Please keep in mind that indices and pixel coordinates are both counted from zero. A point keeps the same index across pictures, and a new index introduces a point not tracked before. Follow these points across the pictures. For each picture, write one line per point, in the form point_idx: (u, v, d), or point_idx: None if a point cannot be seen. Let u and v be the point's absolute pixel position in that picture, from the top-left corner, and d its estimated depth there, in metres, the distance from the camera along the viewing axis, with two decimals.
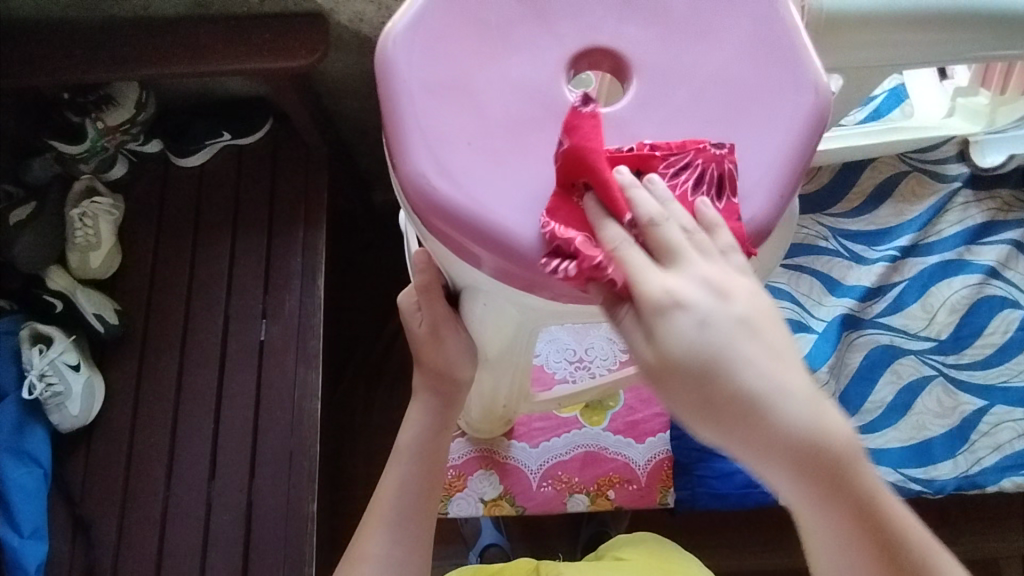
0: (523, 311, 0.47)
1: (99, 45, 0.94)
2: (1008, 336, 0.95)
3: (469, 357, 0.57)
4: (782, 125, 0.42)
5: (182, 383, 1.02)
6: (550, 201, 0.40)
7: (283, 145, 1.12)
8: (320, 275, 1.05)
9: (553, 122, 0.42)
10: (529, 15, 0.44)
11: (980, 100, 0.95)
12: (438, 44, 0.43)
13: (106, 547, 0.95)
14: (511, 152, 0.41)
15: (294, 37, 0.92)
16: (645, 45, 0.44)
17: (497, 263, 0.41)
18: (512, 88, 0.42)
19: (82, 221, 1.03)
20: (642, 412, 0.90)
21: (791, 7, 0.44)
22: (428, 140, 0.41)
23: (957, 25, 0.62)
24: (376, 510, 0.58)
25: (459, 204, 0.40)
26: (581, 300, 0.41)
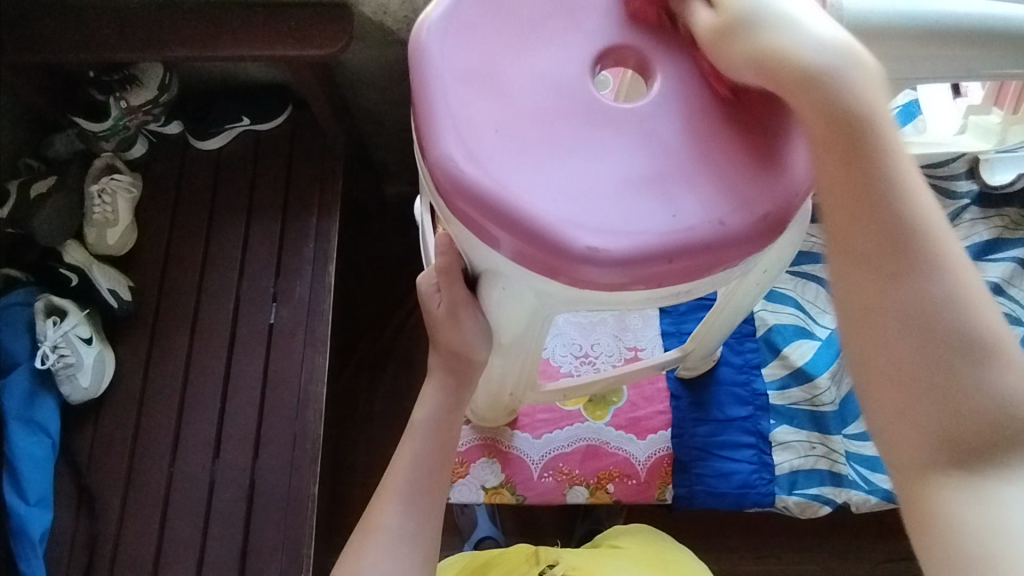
0: (540, 297, 0.48)
1: (125, 26, 0.95)
2: None
3: (484, 340, 0.58)
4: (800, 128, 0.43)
5: (192, 360, 1.03)
6: (573, 187, 0.42)
7: (301, 132, 1.13)
8: (331, 262, 1.07)
9: (578, 114, 0.43)
10: (559, 14, 0.46)
11: (992, 118, 0.95)
12: (470, 35, 0.44)
13: (109, 519, 0.96)
14: (536, 140, 0.42)
15: (316, 26, 0.94)
16: None
17: (518, 246, 0.42)
18: (540, 80, 0.44)
19: (100, 197, 1.05)
20: (645, 409, 0.91)
21: (813, 17, 0.46)
22: (457, 125, 0.42)
23: (975, 42, 0.63)
24: (390, 484, 0.60)
25: (483, 186, 0.41)
26: (597, 287, 0.42)
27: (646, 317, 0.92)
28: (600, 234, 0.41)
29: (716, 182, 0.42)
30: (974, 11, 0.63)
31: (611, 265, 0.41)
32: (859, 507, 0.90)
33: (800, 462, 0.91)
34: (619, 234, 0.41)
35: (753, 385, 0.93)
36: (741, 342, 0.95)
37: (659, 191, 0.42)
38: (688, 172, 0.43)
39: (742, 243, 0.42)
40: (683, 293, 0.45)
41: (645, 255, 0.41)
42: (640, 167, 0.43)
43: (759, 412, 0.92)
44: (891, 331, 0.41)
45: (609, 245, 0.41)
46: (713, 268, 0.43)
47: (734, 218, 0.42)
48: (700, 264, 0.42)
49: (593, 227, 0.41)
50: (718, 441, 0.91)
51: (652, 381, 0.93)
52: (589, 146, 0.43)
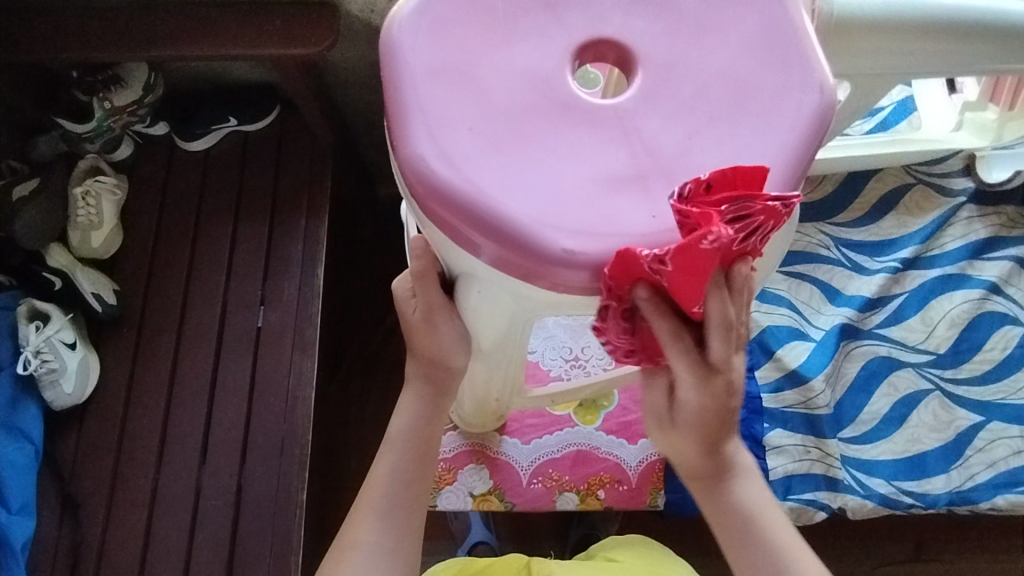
0: (517, 299, 0.46)
1: (108, 25, 0.94)
2: (1007, 353, 0.94)
3: (464, 345, 0.57)
4: (786, 123, 0.41)
5: (178, 365, 1.02)
6: (548, 186, 0.40)
7: (289, 133, 1.12)
8: (320, 264, 1.05)
9: (555, 111, 0.41)
10: (536, 4, 0.43)
11: (988, 114, 0.94)
12: (442, 29, 0.42)
13: (93, 527, 0.94)
14: (510, 141, 0.41)
15: (303, 24, 0.92)
16: (650, 38, 0.43)
17: (493, 249, 0.40)
18: (516, 74, 0.42)
19: (85, 200, 1.04)
20: (636, 413, 0.90)
21: (801, 9, 0.44)
22: (429, 124, 0.41)
23: (969, 35, 0.62)
24: (367, 499, 0.58)
25: (455, 186, 0.40)
26: (575, 290, 0.41)
27: None
28: (577, 236, 0.39)
29: (698, 180, 0.41)
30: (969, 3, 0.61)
31: (588, 268, 0.40)
32: (854, 512, 0.89)
33: (793, 467, 0.90)
34: (599, 235, 0.39)
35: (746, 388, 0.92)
36: None
37: (636, 198, 0.40)
38: (670, 171, 0.41)
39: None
40: (665, 296, 0.44)
41: None
42: (619, 165, 0.41)
43: (752, 415, 0.91)
44: (757, 574, 0.52)
45: (585, 247, 0.39)
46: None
47: None
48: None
49: (570, 228, 0.39)
50: None
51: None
52: (566, 145, 0.41)
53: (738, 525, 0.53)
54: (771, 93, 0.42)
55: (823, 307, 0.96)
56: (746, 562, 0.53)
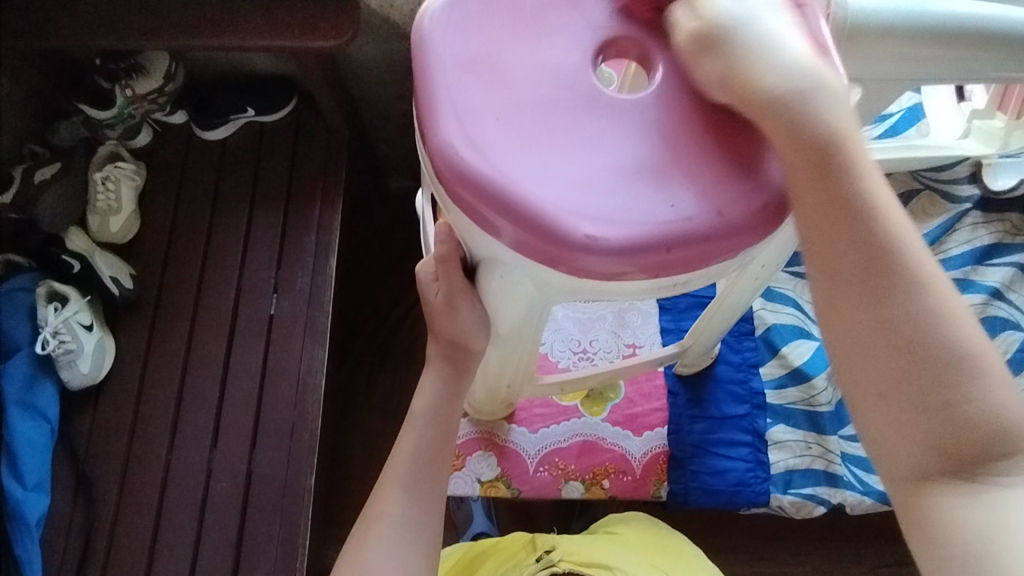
0: (538, 286, 0.48)
1: (132, 14, 0.96)
2: (1007, 356, 0.94)
3: (483, 330, 0.58)
4: None
5: (192, 349, 1.04)
6: (571, 174, 0.42)
7: (306, 125, 1.14)
8: (333, 253, 1.07)
9: (578, 104, 0.43)
10: (562, 6, 0.46)
11: (996, 122, 0.95)
12: (472, 23, 0.44)
13: (106, 504, 0.97)
14: (536, 131, 0.42)
15: (323, 18, 0.94)
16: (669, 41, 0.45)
17: (518, 234, 0.42)
18: (541, 68, 0.44)
19: (104, 184, 1.06)
20: (641, 406, 0.91)
21: None
22: (459, 113, 0.42)
23: (977, 42, 0.62)
24: (391, 475, 0.61)
25: (483, 173, 0.41)
26: (595, 275, 0.42)
27: (644, 313, 0.89)
28: (598, 224, 0.41)
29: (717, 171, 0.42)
30: (975, 11, 0.62)
31: (609, 253, 0.41)
32: (854, 508, 0.90)
33: (795, 462, 0.90)
34: (622, 222, 0.41)
35: (751, 383, 0.92)
36: (740, 340, 0.94)
37: (654, 186, 0.42)
38: (688, 164, 0.43)
39: (744, 232, 0.42)
40: (679, 284, 0.45)
41: (644, 244, 0.41)
42: (638, 156, 0.43)
43: (755, 411, 0.91)
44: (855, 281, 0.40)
45: (606, 233, 0.41)
46: (711, 257, 0.42)
47: (734, 209, 0.42)
48: (700, 253, 0.42)
49: (591, 216, 0.41)
50: (714, 438, 0.90)
51: (649, 378, 0.93)
52: (587, 136, 0.43)
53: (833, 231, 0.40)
54: None
55: None
56: (835, 259, 0.40)
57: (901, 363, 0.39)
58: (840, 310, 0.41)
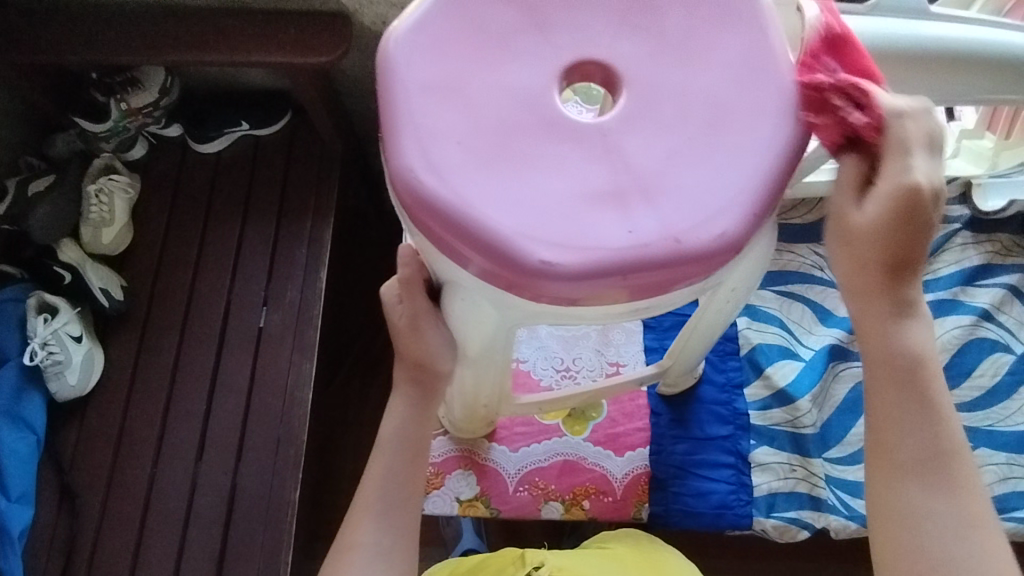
0: (501, 310, 0.48)
1: (127, 30, 0.97)
2: (997, 379, 0.93)
3: (449, 350, 0.58)
4: (762, 144, 0.43)
5: (180, 362, 1.04)
6: (527, 198, 0.42)
7: (299, 139, 1.15)
8: (323, 267, 1.08)
9: (541, 128, 0.43)
10: (528, 24, 0.45)
11: (985, 142, 0.93)
12: (436, 43, 0.44)
13: (90, 517, 0.96)
14: (497, 155, 0.42)
15: (315, 35, 0.95)
16: (636, 60, 0.44)
17: (478, 259, 0.42)
18: (502, 87, 0.44)
19: (97, 198, 1.06)
20: (623, 426, 0.90)
21: (785, 40, 0.46)
22: (420, 137, 0.43)
23: (952, 67, 0.63)
24: (364, 502, 0.59)
25: (440, 197, 0.42)
26: (557, 301, 0.42)
27: (628, 330, 0.89)
28: (556, 250, 0.41)
29: (679, 195, 0.42)
30: (954, 34, 0.62)
31: (565, 279, 0.41)
32: (839, 533, 0.88)
33: (778, 485, 0.89)
34: (582, 249, 0.41)
35: (735, 404, 0.92)
36: (724, 360, 0.94)
37: (617, 212, 0.42)
38: (653, 189, 0.42)
39: (704, 258, 0.41)
40: (644, 309, 0.45)
41: (603, 272, 0.41)
42: (600, 181, 0.42)
43: (739, 432, 0.90)
44: (895, 395, 0.50)
45: (563, 259, 0.41)
46: (671, 284, 0.42)
47: (695, 237, 0.41)
48: (660, 279, 0.42)
49: (549, 242, 0.41)
50: (697, 459, 0.89)
51: (632, 398, 0.92)
52: (549, 160, 0.43)
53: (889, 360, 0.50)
54: (753, 118, 0.43)
55: (814, 327, 0.96)
56: (885, 375, 0.50)
57: (923, 458, 0.49)
58: (885, 413, 0.50)
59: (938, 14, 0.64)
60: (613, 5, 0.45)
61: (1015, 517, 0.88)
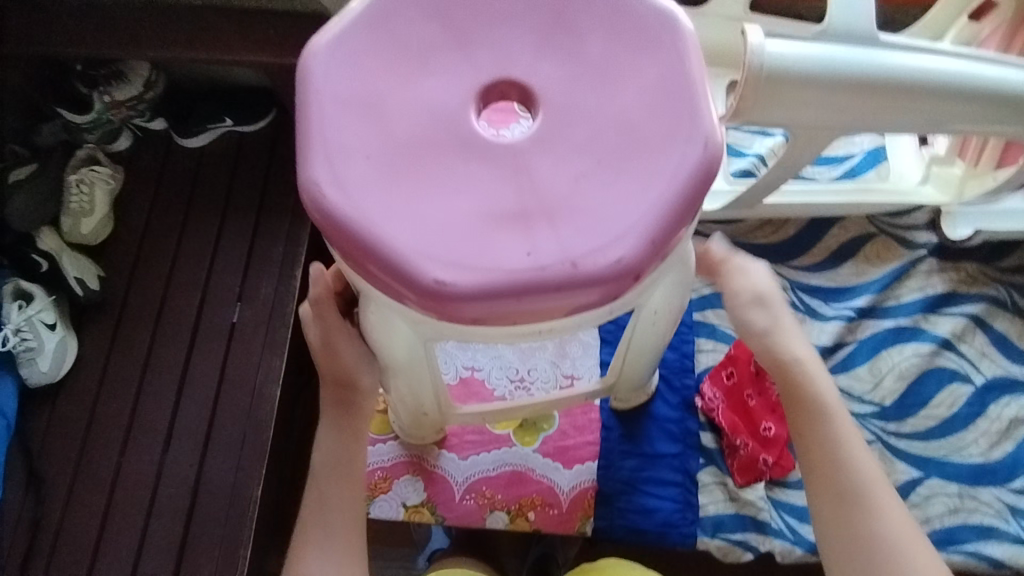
0: (409, 323, 0.56)
1: (111, 23, 0.97)
2: (954, 410, 0.93)
3: (365, 361, 0.68)
4: (659, 166, 0.51)
5: (152, 353, 1.05)
6: (433, 223, 0.50)
7: (281, 137, 1.16)
8: (299, 265, 1.09)
9: (451, 147, 0.51)
10: (450, 47, 0.53)
11: (954, 171, 0.96)
12: (357, 64, 0.53)
13: (55, 502, 0.98)
14: (405, 173, 0.51)
15: (295, 36, 0.97)
16: (550, 81, 0.53)
17: (380, 272, 0.50)
18: (425, 123, 0.52)
19: (79, 187, 1.07)
20: (574, 439, 0.90)
21: (702, 69, 0.53)
22: (331, 154, 0.51)
23: (900, 96, 0.64)
24: (305, 538, 0.67)
25: (343, 212, 0.50)
26: (464, 316, 0.50)
27: (586, 344, 0.89)
28: (448, 270, 0.49)
29: (572, 224, 0.50)
30: (906, 63, 0.64)
31: (457, 293, 0.48)
32: (783, 556, 0.88)
33: (725, 506, 0.89)
34: (479, 270, 0.49)
35: (686, 423, 0.91)
36: (680, 378, 0.93)
37: (517, 235, 0.50)
38: (557, 210, 0.50)
39: (595, 282, 0.49)
40: (542, 331, 0.54)
41: (495, 290, 0.49)
42: (500, 202, 0.50)
43: (688, 451, 0.90)
44: (804, 420, 0.70)
45: (453, 278, 0.48)
46: (566, 305, 0.50)
47: (586, 262, 0.49)
48: (549, 301, 0.49)
49: (445, 262, 0.49)
50: (644, 475, 0.89)
51: (585, 411, 0.92)
52: (453, 180, 0.51)
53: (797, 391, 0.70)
54: (649, 145, 0.51)
55: None
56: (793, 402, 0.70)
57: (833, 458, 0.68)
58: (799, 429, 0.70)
59: (892, 42, 0.65)
60: (535, 29, 0.54)
61: (962, 549, 0.87)
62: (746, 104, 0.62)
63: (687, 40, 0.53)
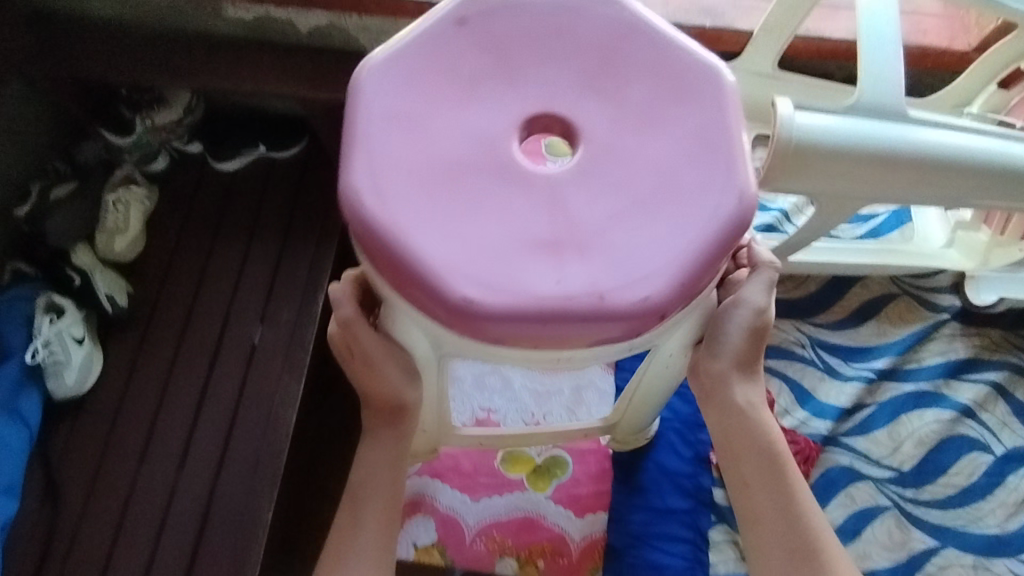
0: (429, 333, 0.58)
1: (159, 53, 1.01)
2: (973, 479, 0.91)
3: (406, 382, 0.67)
4: (690, 212, 0.53)
5: (174, 371, 1.07)
6: (467, 241, 0.52)
7: (312, 164, 1.19)
8: (321, 291, 1.11)
9: (492, 172, 0.54)
10: (500, 78, 0.57)
11: (979, 237, 0.97)
12: (410, 84, 0.56)
13: (71, 514, 0.99)
14: (444, 193, 0.54)
15: (331, 72, 1.00)
16: (593, 119, 0.56)
17: (407, 280, 0.52)
18: (469, 146, 0.55)
19: (115, 207, 1.11)
20: (587, 487, 0.91)
21: (740, 126, 0.56)
22: (375, 165, 0.54)
23: (926, 171, 0.65)
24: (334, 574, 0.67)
25: (380, 221, 0.52)
26: (483, 333, 0.52)
27: (604, 393, 0.92)
28: (475, 288, 0.51)
29: (600, 256, 0.52)
30: (932, 139, 0.65)
31: (480, 309, 0.51)
32: None
33: (734, 565, 0.87)
34: (505, 291, 0.51)
35: (698, 479, 0.91)
36: (694, 433, 0.94)
37: (546, 261, 0.52)
38: (588, 241, 0.53)
39: (616, 314, 0.51)
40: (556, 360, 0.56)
41: (518, 311, 0.51)
42: (533, 227, 0.53)
43: (700, 507, 0.89)
44: (745, 463, 0.69)
45: (478, 295, 0.51)
46: (585, 334, 0.52)
47: (611, 293, 0.51)
48: (569, 328, 0.51)
49: (473, 280, 0.51)
50: (654, 531, 0.87)
51: (598, 460, 0.94)
52: (489, 203, 0.53)
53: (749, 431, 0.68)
54: (683, 190, 0.54)
55: (792, 408, 0.95)
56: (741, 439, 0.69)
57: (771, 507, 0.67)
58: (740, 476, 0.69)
59: (919, 117, 0.65)
60: (585, 70, 0.57)
61: None
62: (774, 172, 0.63)
63: (727, 94, 0.56)
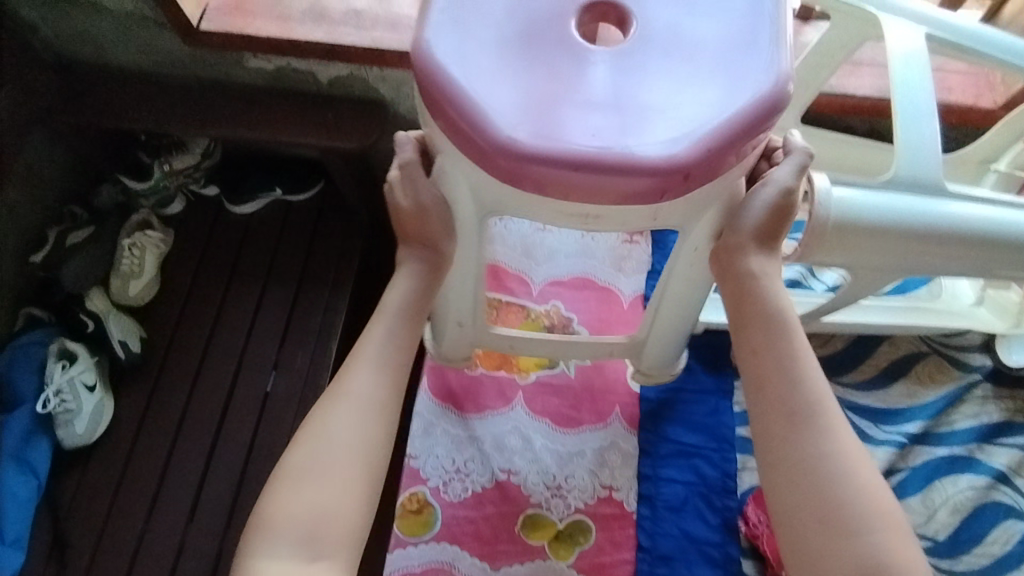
0: (477, 178, 0.62)
1: (182, 103, 1.02)
2: (1008, 548, 0.88)
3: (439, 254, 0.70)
4: (729, 89, 0.57)
5: (185, 418, 1.06)
6: (519, 95, 0.56)
7: (328, 207, 1.19)
8: (335, 337, 1.10)
9: (546, 44, 0.59)
10: None
11: (1010, 297, 0.95)
12: None
13: (76, 568, 0.97)
14: (502, 58, 0.58)
15: (351, 122, 1.00)
16: (645, 7, 0.60)
17: (460, 123, 0.56)
18: (530, 22, 0.59)
19: (131, 250, 1.09)
20: (611, 555, 0.87)
21: (783, 20, 0.59)
22: (445, 23, 0.58)
23: (962, 246, 0.66)
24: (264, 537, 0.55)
25: (444, 67, 0.57)
26: (524, 173, 0.55)
27: (626, 455, 0.94)
28: (521, 129, 0.55)
29: (641, 120, 0.56)
30: (968, 213, 0.65)
31: (524, 150, 0.54)
32: None
33: None
34: (549, 140, 0.55)
35: (726, 548, 0.88)
36: (721, 498, 0.91)
37: (590, 120, 0.55)
38: (631, 104, 0.56)
39: (648, 169, 0.54)
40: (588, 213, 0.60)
41: (559, 157, 0.54)
42: (581, 89, 0.57)
43: None
44: (778, 423, 0.58)
45: (524, 137, 0.55)
46: (622, 187, 0.55)
47: (647, 152, 0.54)
48: (606, 176, 0.55)
49: (521, 124, 0.55)
50: None
51: (621, 526, 0.89)
52: (542, 67, 0.58)
53: (776, 349, 0.61)
54: (724, 71, 0.58)
55: None
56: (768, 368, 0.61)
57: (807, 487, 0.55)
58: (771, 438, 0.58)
59: (958, 192, 0.67)
60: None
61: None
62: (812, 250, 0.64)
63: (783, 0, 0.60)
